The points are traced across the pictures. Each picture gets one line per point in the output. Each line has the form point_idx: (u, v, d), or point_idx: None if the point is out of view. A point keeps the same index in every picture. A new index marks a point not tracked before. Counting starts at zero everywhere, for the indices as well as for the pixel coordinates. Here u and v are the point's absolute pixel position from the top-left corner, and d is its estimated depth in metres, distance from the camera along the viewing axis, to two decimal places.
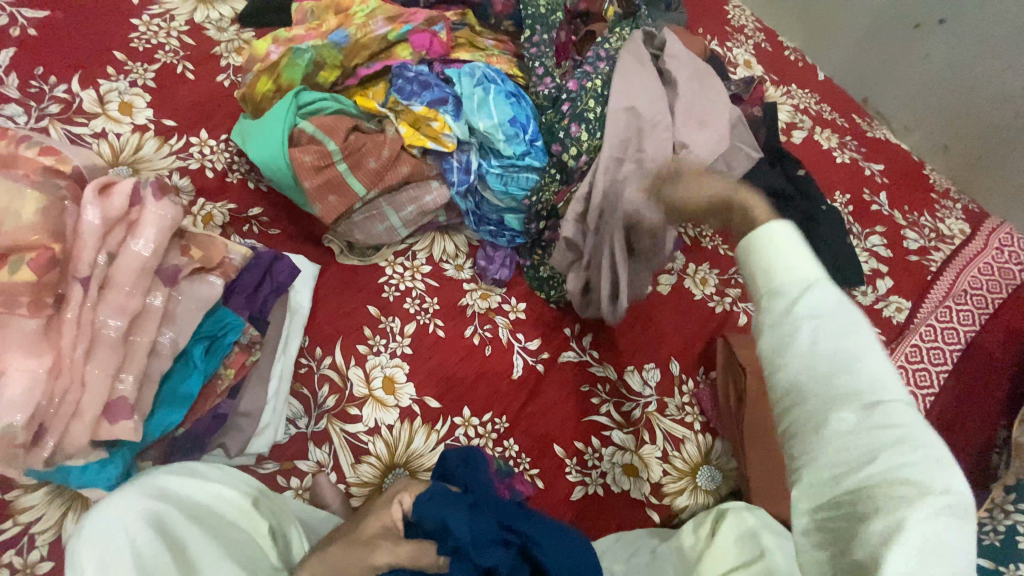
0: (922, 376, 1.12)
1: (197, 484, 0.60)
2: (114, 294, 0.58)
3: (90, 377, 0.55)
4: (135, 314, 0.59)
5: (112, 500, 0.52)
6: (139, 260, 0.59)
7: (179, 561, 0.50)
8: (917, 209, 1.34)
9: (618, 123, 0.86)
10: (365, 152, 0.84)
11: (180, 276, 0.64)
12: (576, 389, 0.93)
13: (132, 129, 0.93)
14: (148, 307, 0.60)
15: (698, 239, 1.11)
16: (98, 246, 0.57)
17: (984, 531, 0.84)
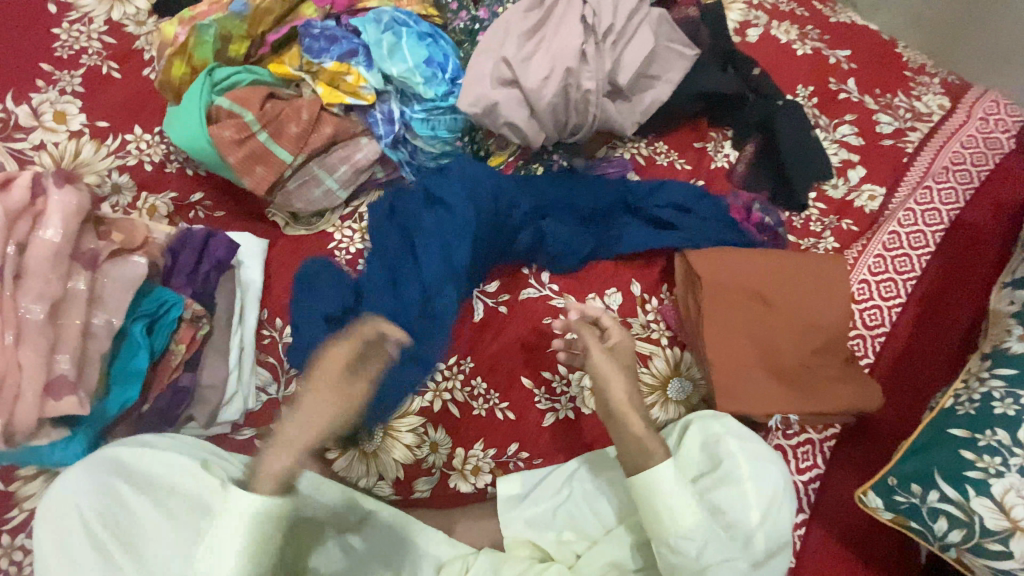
0: (901, 262, 1.07)
1: (146, 454, 0.63)
2: (33, 281, 0.62)
3: (24, 359, 0.60)
4: (59, 300, 0.63)
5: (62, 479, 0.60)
6: (51, 247, 0.63)
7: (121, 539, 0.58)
8: (889, 91, 1.27)
9: (542, 65, 0.85)
10: (283, 119, 0.85)
11: (100, 259, 0.68)
12: (540, 325, 0.88)
13: (69, 136, 0.93)
14: (72, 292, 0.65)
15: (653, 155, 1.08)
16: (5, 238, 0.62)
17: (959, 402, 0.79)
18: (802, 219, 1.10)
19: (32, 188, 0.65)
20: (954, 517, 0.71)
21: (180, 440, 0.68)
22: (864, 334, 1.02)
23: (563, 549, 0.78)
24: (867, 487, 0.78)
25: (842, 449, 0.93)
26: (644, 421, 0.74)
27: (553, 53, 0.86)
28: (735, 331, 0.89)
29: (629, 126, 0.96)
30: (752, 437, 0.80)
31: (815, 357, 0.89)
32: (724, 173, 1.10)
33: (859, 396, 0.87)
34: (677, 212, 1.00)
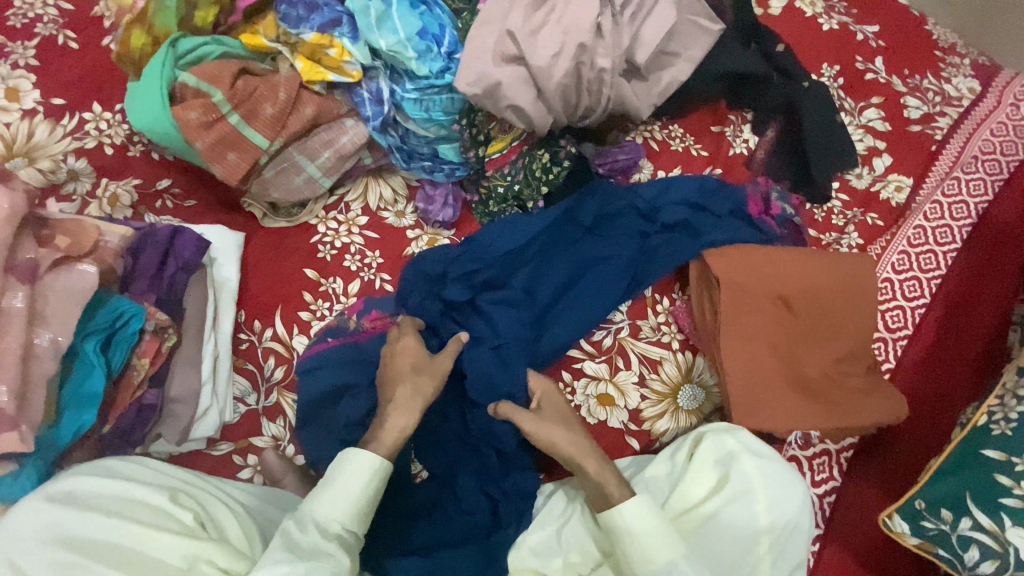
0: (927, 259, 1.00)
1: (109, 484, 0.57)
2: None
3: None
4: None
5: (24, 510, 0.54)
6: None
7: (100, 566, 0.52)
8: (918, 72, 1.17)
9: (553, 37, 0.76)
10: (258, 98, 0.75)
11: (40, 270, 0.58)
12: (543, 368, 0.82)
13: (22, 115, 0.83)
14: (7, 310, 0.55)
15: (666, 140, 1.00)
16: None
17: (993, 420, 0.73)
18: (824, 211, 1.02)
19: None
20: (987, 547, 0.66)
21: (144, 465, 0.62)
22: (885, 338, 0.95)
23: (570, 574, 0.69)
24: (892, 510, 0.72)
25: (862, 461, 0.87)
26: (602, 462, 0.68)
27: (566, 24, 0.76)
28: (753, 335, 0.83)
29: (643, 108, 0.87)
30: (772, 456, 0.73)
31: (838, 365, 0.84)
32: (743, 160, 1.02)
33: (883, 407, 0.82)
34: (692, 210, 0.92)
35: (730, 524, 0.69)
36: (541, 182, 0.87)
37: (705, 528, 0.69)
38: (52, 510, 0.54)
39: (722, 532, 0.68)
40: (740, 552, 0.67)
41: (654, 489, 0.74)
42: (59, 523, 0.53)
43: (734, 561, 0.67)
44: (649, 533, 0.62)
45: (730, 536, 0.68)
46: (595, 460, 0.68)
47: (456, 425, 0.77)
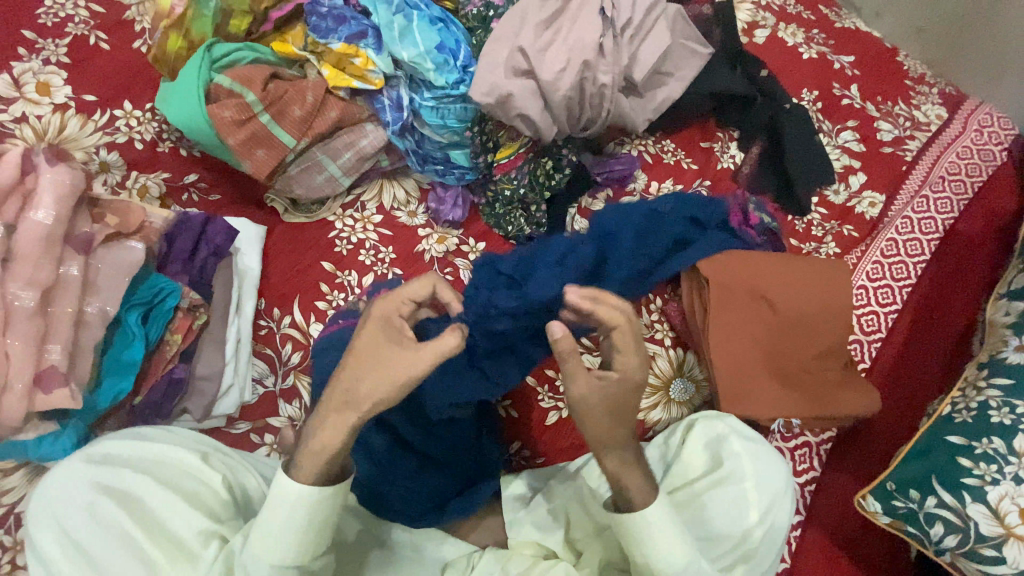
0: (898, 269, 1.08)
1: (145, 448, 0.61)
2: (22, 266, 0.59)
3: (14, 349, 0.58)
4: (49, 286, 0.61)
5: (67, 469, 0.57)
6: (41, 230, 0.61)
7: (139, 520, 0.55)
8: (890, 99, 1.27)
9: (560, 55, 0.83)
10: (287, 101, 0.81)
11: (95, 243, 0.65)
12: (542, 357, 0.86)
13: (53, 109, 0.88)
14: (64, 277, 0.62)
15: (660, 154, 1.07)
16: None
17: (956, 410, 0.80)
18: (805, 222, 1.10)
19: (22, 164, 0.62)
20: (951, 523, 0.73)
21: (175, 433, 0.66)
22: (861, 340, 1.02)
23: (570, 549, 0.74)
24: (866, 491, 0.79)
25: (838, 454, 0.93)
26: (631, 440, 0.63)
27: (574, 44, 0.84)
28: (738, 331, 0.89)
29: (640, 122, 0.94)
30: (758, 441, 0.78)
31: (816, 361, 0.90)
32: (729, 174, 1.10)
33: (855, 401, 0.89)
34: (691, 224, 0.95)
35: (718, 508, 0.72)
36: (544, 189, 0.93)
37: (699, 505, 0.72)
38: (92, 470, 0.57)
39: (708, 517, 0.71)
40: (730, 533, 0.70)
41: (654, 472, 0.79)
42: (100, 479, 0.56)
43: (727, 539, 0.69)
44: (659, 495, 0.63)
45: (717, 519, 0.71)
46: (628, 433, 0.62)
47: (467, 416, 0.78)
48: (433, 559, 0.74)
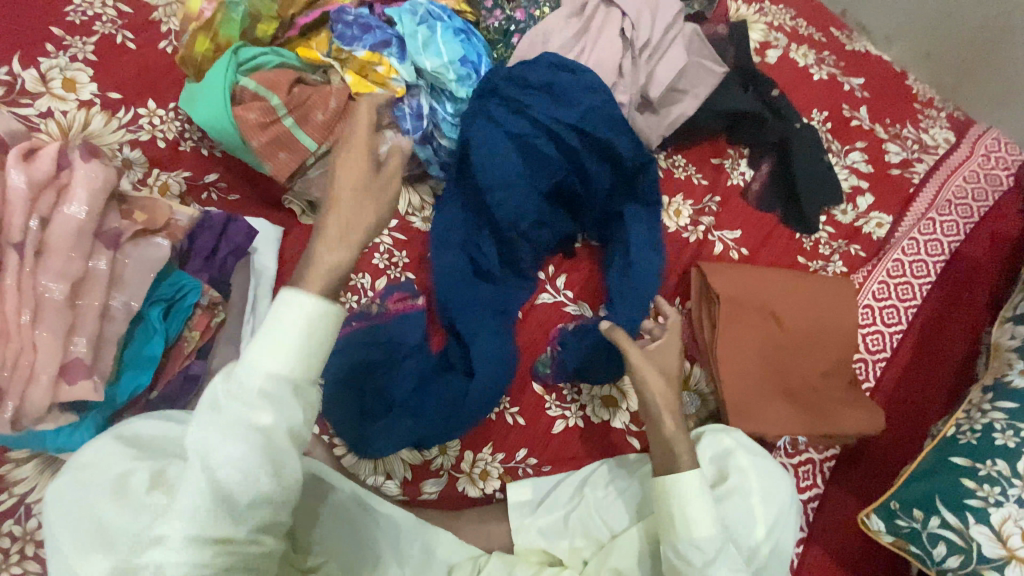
0: (904, 289, 1.09)
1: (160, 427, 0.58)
2: (54, 259, 0.60)
3: (40, 340, 0.58)
4: (78, 280, 0.61)
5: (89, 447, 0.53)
6: (73, 223, 0.61)
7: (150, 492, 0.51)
8: (899, 121, 1.29)
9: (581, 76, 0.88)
10: (311, 105, 0.83)
11: (123, 239, 0.65)
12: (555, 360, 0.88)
13: (78, 105, 0.89)
14: (93, 272, 0.62)
15: (671, 169, 1.09)
16: (27, 212, 0.59)
17: (960, 431, 0.81)
18: (812, 240, 1.11)
19: (58, 159, 0.62)
20: (953, 543, 0.73)
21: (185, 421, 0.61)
22: (865, 359, 1.03)
23: (575, 557, 0.76)
24: (870, 509, 0.80)
25: (841, 472, 0.94)
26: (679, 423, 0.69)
27: (595, 66, 0.90)
28: (750, 348, 0.90)
29: (654, 138, 0.96)
30: (764, 456, 0.78)
31: (822, 378, 0.91)
32: (739, 191, 1.11)
33: (862, 419, 0.89)
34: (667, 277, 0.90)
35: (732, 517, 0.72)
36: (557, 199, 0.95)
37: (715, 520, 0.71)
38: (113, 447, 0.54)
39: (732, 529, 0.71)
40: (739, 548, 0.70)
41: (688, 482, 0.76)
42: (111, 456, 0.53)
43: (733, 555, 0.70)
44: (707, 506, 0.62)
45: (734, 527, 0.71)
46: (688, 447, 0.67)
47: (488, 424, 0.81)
48: (440, 562, 0.75)
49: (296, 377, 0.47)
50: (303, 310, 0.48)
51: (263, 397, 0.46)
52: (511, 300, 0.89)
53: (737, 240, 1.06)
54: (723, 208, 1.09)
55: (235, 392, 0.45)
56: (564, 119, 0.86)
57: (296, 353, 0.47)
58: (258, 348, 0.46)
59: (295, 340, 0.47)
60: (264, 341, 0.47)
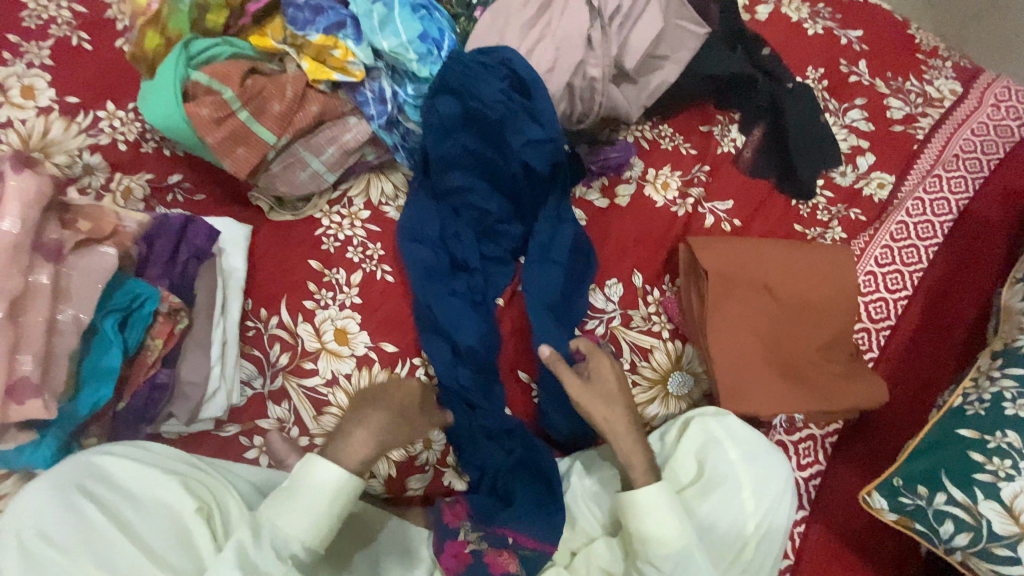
0: (909, 253, 1.04)
1: (129, 470, 0.63)
2: None
3: None
4: (19, 295, 0.59)
5: (46, 487, 0.57)
6: (10, 238, 0.59)
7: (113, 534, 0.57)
8: (901, 74, 1.21)
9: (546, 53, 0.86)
10: (266, 96, 0.79)
11: (65, 250, 0.64)
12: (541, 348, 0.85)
13: (37, 113, 0.86)
14: (36, 285, 0.61)
15: (657, 139, 1.03)
16: None
17: (968, 402, 0.76)
18: (809, 207, 1.05)
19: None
20: (961, 521, 0.70)
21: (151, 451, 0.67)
22: (868, 328, 0.98)
23: (561, 549, 0.75)
24: (871, 488, 0.76)
25: (843, 446, 0.90)
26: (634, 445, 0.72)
27: (563, 37, 0.86)
28: (742, 324, 0.86)
29: (634, 111, 0.93)
30: (756, 440, 0.75)
31: (820, 352, 0.87)
32: (730, 159, 1.05)
33: (862, 393, 0.85)
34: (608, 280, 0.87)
35: (716, 508, 0.71)
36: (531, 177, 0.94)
37: (696, 516, 0.71)
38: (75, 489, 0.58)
39: (710, 523, 0.71)
40: (726, 538, 0.70)
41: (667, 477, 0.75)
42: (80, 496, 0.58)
43: (721, 547, 0.70)
44: (670, 524, 0.66)
45: (716, 521, 0.71)
46: (643, 461, 0.70)
47: (480, 420, 0.78)
48: (424, 559, 0.75)
49: (307, 540, 0.60)
50: (331, 481, 0.62)
51: (289, 567, 0.59)
52: (489, 288, 0.86)
53: (729, 211, 1.00)
54: (713, 177, 1.03)
55: (260, 538, 0.59)
56: (510, 146, 0.86)
57: (317, 518, 0.61)
58: (291, 517, 0.59)
59: (318, 507, 0.61)
60: (294, 514, 0.60)
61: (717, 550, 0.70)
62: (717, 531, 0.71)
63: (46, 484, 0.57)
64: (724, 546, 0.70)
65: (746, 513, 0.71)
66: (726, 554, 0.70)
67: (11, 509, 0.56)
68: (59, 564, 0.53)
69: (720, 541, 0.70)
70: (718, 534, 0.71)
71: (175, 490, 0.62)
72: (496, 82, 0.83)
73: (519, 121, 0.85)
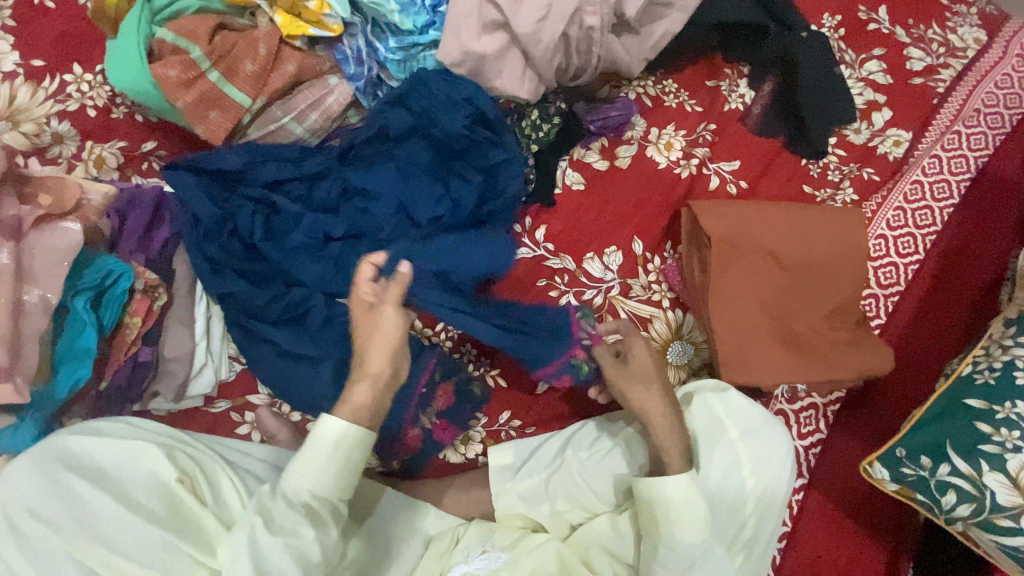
0: (923, 215, 0.99)
1: (107, 446, 0.59)
2: None
3: None
4: None
5: (25, 470, 0.55)
6: None
7: (98, 513, 0.55)
8: (923, 22, 1.12)
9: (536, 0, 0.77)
10: (238, 54, 0.74)
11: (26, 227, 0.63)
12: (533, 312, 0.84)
13: (1, 78, 0.78)
14: None
15: (660, 96, 0.97)
16: None
17: (977, 370, 0.74)
18: (820, 166, 0.99)
19: None
20: (964, 492, 0.69)
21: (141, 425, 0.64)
22: (876, 294, 0.95)
23: (557, 521, 0.75)
24: (873, 458, 0.76)
25: (847, 415, 0.89)
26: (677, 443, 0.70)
27: None
28: (744, 292, 0.82)
29: (635, 64, 0.87)
30: (758, 416, 0.73)
31: (825, 321, 0.84)
32: (738, 116, 0.99)
33: (867, 362, 0.83)
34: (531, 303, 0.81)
35: (712, 476, 0.70)
36: (530, 141, 0.89)
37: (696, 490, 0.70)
38: (55, 470, 0.56)
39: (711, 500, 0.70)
40: (726, 512, 0.69)
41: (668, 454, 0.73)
42: (58, 476, 0.55)
43: (722, 523, 0.69)
44: (684, 514, 0.65)
45: (718, 497, 0.70)
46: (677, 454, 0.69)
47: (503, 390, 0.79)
48: (419, 532, 0.74)
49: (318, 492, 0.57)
50: (338, 434, 0.57)
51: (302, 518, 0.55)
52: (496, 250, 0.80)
53: (736, 171, 0.95)
54: (719, 136, 0.97)
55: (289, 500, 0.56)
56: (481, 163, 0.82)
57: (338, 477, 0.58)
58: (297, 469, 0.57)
59: (334, 467, 0.57)
60: (303, 466, 0.57)
61: (721, 526, 0.69)
62: (723, 509, 0.69)
63: (28, 462, 0.56)
64: (729, 524, 0.69)
65: (748, 489, 0.70)
66: (734, 531, 0.69)
67: None
68: (53, 538, 0.53)
69: (728, 519, 0.69)
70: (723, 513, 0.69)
71: (160, 461, 0.60)
72: (455, 116, 0.78)
73: (482, 146, 0.82)
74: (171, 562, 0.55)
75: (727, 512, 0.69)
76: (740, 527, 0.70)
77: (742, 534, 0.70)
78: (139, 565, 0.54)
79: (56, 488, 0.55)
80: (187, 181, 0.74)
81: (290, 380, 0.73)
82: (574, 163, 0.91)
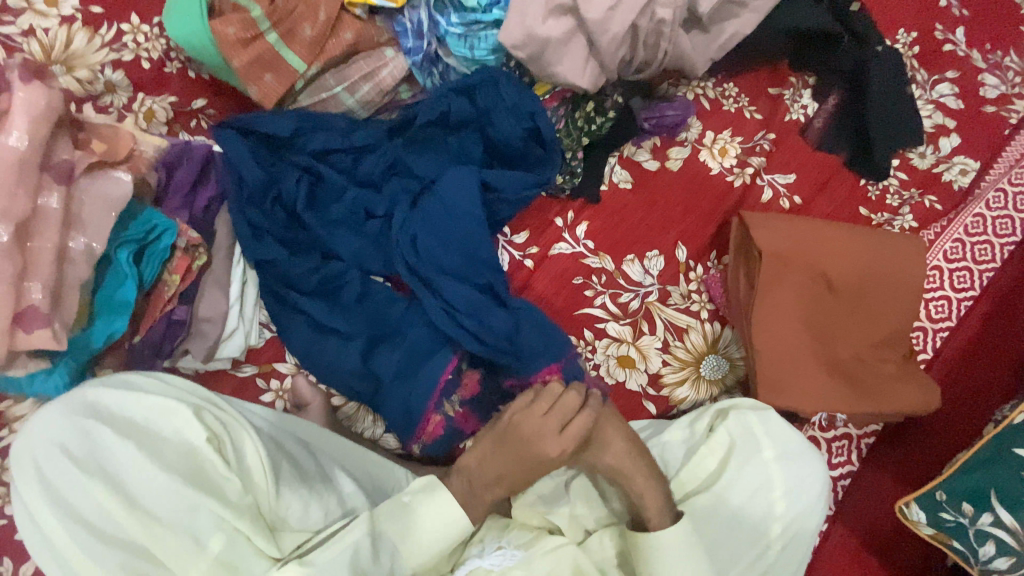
0: (983, 250, 0.94)
1: (136, 400, 0.59)
2: None
3: None
4: (28, 218, 0.57)
5: (55, 418, 0.55)
6: (16, 154, 0.57)
7: (124, 468, 0.55)
8: (1001, 47, 1.06)
9: None
10: (298, 18, 0.73)
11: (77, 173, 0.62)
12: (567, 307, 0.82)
13: (59, 21, 0.77)
14: (44, 209, 0.59)
15: (719, 99, 0.93)
16: None
17: None
18: (879, 189, 0.95)
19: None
20: (1005, 545, 0.66)
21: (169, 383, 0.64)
22: (926, 327, 0.91)
23: (575, 527, 0.72)
24: (910, 499, 0.72)
25: (881, 449, 0.86)
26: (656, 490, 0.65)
27: None
28: (790, 312, 0.79)
29: (700, 63, 0.84)
30: (794, 440, 0.70)
31: (872, 350, 0.81)
32: (798, 128, 0.95)
33: (914, 399, 0.79)
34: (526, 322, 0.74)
35: (737, 499, 0.67)
36: (583, 132, 0.85)
37: (721, 509, 0.67)
38: (83, 421, 0.55)
39: (736, 523, 0.67)
40: (748, 537, 0.66)
41: (694, 469, 0.70)
42: (86, 428, 0.55)
43: (742, 547, 0.66)
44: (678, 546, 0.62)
45: (743, 519, 0.67)
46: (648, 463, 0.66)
47: None
48: None
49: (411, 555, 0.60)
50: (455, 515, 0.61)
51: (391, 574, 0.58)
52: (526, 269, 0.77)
53: (791, 186, 0.91)
54: (777, 147, 0.93)
55: (377, 545, 0.58)
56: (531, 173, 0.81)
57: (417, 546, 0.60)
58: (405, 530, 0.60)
59: (425, 528, 0.60)
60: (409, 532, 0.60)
61: (739, 550, 0.66)
62: (746, 533, 0.66)
63: (56, 412, 0.55)
64: (750, 550, 0.66)
65: (776, 516, 0.67)
66: (755, 558, 0.66)
67: (26, 431, 0.55)
68: (78, 489, 0.52)
69: (749, 545, 0.66)
70: (744, 537, 0.66)
71: (187, 419, 0.59)
72: (515, 124, 0.80)
73: (535, 150, 0.82)
74: (193, 522, 0.54)
75: (749, 537, 0.66)
76: (767, 556, 0.66)
77: (767, 563, 0.66)
78: (162, 522, 0.54)
79: (83, 440, 0.55)
80: (237, 140, 0.73)
81: (320, 352, 0.73)
82: (623, 160, 0.88)
